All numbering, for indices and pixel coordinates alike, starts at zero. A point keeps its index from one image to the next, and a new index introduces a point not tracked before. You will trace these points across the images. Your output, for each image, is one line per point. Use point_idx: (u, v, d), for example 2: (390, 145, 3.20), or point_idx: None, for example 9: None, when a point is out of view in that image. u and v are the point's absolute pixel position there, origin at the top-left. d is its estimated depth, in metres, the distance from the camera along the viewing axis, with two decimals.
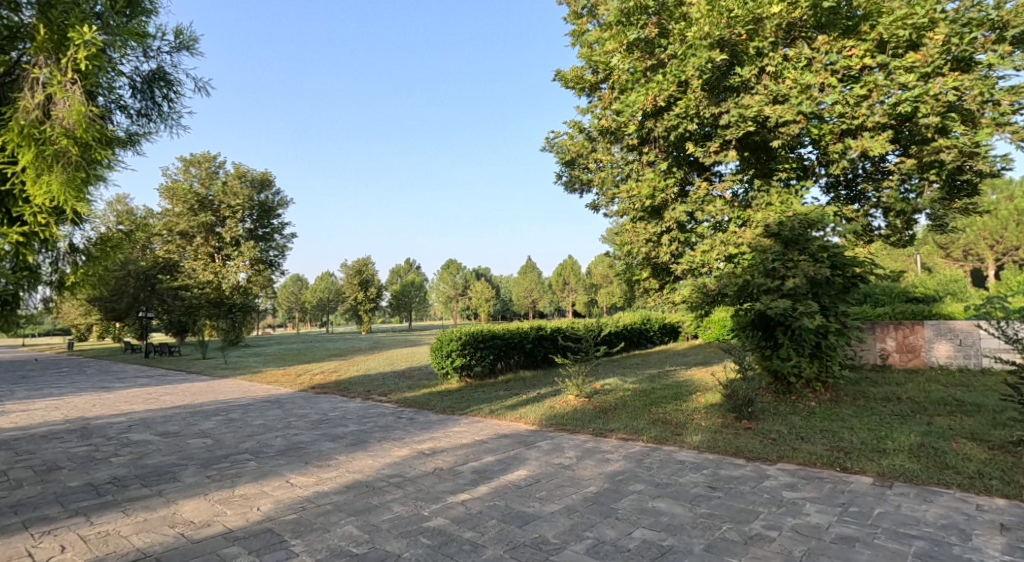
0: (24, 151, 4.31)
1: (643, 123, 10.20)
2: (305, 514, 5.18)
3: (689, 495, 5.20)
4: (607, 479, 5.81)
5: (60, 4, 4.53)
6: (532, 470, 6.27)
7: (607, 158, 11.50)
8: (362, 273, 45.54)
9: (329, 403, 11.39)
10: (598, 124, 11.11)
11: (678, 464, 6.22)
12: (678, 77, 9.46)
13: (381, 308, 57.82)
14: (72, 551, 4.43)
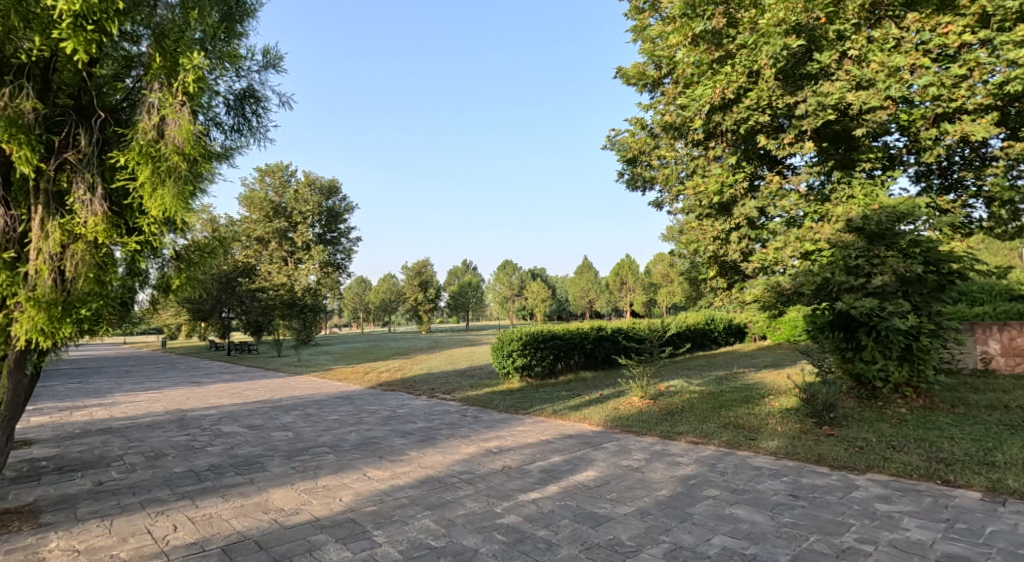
0: (142, 168, 4.78)
1: (710, 117, 9.79)
2: (383, 506, 5.41)
3: (770, 503, 5.01)
4: (680, 483, 5.69)
5: (171, 33, 5.00)
6: (600, 471, 6.24)
7: (671, 154, 11.21)
8: (422, 274, 46.48)
9: (397, 400, 11.76)
10: (661, 121, 10.87)
11: (755, 470, 6.00)
12: (749, 67, 9.08)
13: (442, 308, 58.88)
14: (183, 530, 4.83)
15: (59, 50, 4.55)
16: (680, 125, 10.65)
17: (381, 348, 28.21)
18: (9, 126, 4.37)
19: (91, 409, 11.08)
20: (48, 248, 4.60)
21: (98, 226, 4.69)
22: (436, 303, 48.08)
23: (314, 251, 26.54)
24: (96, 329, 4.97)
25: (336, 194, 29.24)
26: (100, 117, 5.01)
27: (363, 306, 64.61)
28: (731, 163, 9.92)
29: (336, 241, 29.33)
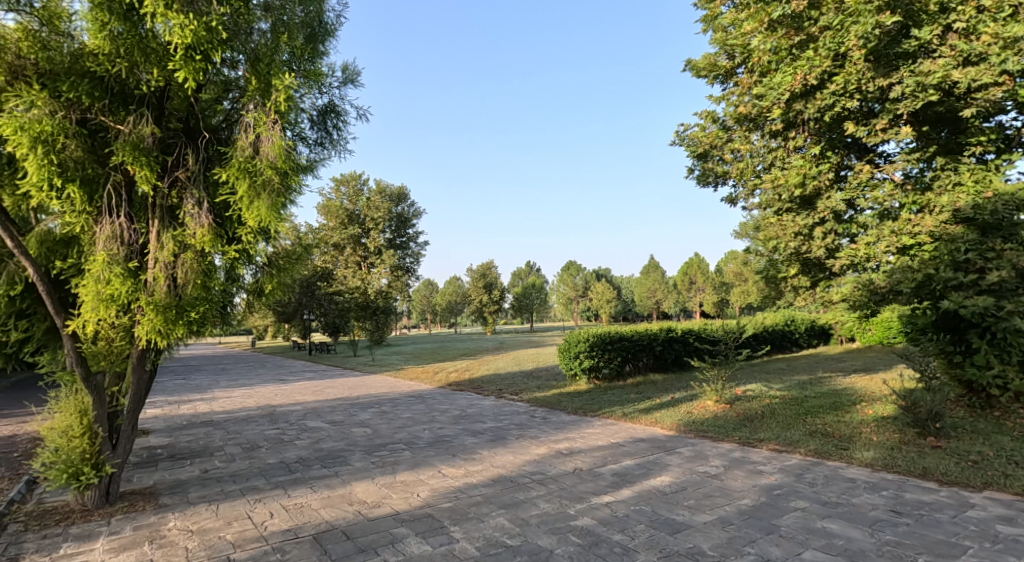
0: (241, 183, 5.20)
1: (789, 106, 9.27)
2: (459, 503, 5.57)
3: (869, 519, 4.73)
4: (764, 493, 5.48)
5: (264, 57, 5.43)
6: (676, 477, 6.11)
7: (745, 147, 10.65)
8: (488, 277, 47.02)
9: (466, 400, 11.99)
10: (735, 112, 10.45)
11: (849, 482, 5.67)
12: (834, 50, 8.52)
13: (507, 309, 59.35)
14: (278, 517, 5.20)
15: (172, 79, 5.06)
16: (756, 116, 10.19)
17: (451, 348, 28.90)
18: (132, 149, 4.90)
19: (193, 403, 12.08)
20: (163, 258, 5.09)
21: (204, 237, 5.14)
22: (501, 304, 48.58)
23: (386, 255, 27.07)
24: (203, 330, 5.41)
25: (404, 200, 30.77)
26: (205, 138, 5.52)
27: (432, 308, 66.22)
28: (814, 154, 9.34)
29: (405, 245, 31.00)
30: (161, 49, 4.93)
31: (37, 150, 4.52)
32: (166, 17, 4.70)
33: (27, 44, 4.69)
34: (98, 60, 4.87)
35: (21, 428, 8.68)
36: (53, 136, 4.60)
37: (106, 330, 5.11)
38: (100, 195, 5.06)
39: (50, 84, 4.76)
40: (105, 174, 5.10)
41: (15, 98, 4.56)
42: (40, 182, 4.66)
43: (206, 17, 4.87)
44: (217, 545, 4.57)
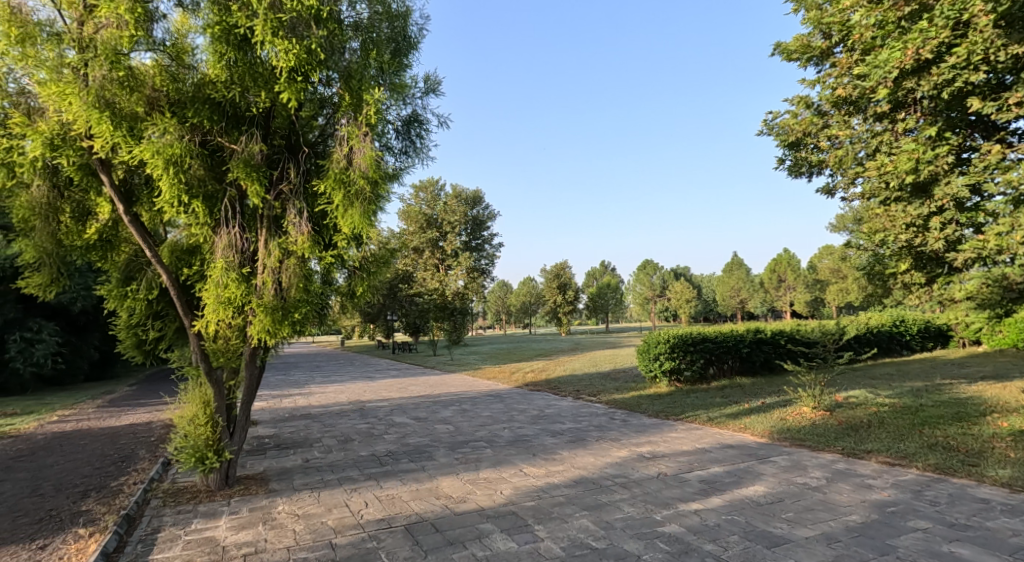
0: (337, 193, 5.60)
1: (898, 86, 7.56)
2: (542, 502, 5.66)
3: (1005, 546, 4.33)
4: (875, 510, 5.14)
5: (355, 74, 5.79)
6: (771, 487, 5.87)
7: (843, 132, 8.77)
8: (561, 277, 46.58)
9: (544, 400, 12.09)
10: (831, 95, 8.77)
11: (978, 503, 5.20)
12: (956, 16, 6.70)
13: (583, 309, 58.70)
14: (373, 507, 5.53)
15: (277, 101, 5.54)
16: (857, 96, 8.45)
17: (528, 349, 29.15)
18: (245, 166, 5.43)
19: (292, 398, 13.00)
20: (271, 264, 5.57)
21: (305, 243, 5.56)
22: (575, 305, 48.17)
23: (461, 258, 27.53)
24: (305, 330, 5.87)
25: (478, 204, 31.72)
26: (305, 152, 5.99)
27: (507, 309, 66.85)
28: (929, 135, 7.44)
29: (480, 247, 31.76)
30: (268, 74, 5.41)
31: (168, 172, 5.09)
32: (273, 43, 5.15)
33: (160, 78, 5.34)
34: (215, 88, 5.41)
35: (153, 416, 9.75)
36: (180, 157, 5.15)
37: (223, 330, 5.64)
38: (218, 209, 5.62)
39: (177, 112, 5.35)
40: (222, 189, 5.67)
41: (151, 125, 5.14)
42: (171, 199, 5.27)
43: (307, 41, 5.30)
44: (320, 529, 4.94)
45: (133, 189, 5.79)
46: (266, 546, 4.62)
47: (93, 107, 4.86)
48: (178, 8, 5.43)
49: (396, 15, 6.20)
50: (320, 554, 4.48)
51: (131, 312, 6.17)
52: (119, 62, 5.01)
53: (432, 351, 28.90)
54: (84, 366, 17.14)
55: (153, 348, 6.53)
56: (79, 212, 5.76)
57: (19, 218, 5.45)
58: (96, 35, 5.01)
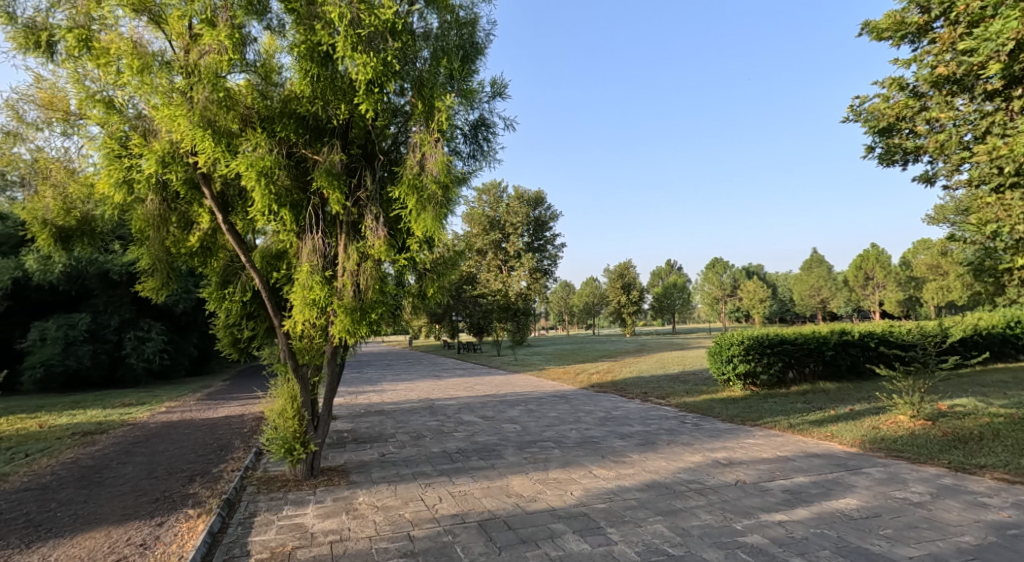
0: (410, 197, 5.82)
1: (1015, 59, 6.53)
2: (614, 505, 5.64)
3: None
4: (990, 531, 4.75)
5: (427, 83, 6.00)
6: (864, 501, 5.55)
7: (946, 114, 7.74)
8: (625, 276, 45.74)
9: (611, 402, 11.97)
10: (929, 75, 7.79)
11: None
12: None
13: (648, 309, 57.38)
14: (447, 502, 5.71)
15: (354, 112, 5.85)
16: (962, 75, 7.47)
17: (592, 350, 28.90)
18: (327, 175, 5.74)
19: (366, 395, 13.57)
20: (350, 267, 5.85)
21: (381, 247, 5.82)
22: (640, 305, 47.20)
23: (524, 259, 27.47)
24: (381, 330, 6.15)
25: (541, 204, 31.80)
26: (381, 160, 6.28)
27: (570, 309, 66.50)
28: None
29: (542, 248, 31.94)
30: (347, 86, 5.71)
31: (259, 183, 5.47)
32: (352, 58, 5.43)
33: (251, 97, 5.79)
34: (300, 103, 5.81)
35: (244, 408, 10.49)
36: (270, 169, 5.53)
37: (308, 329, 6.01)
38: (303, 216, 6.00)
39: (267, 127, 5.77)
40: (306, 197, 6.05)
41: (245, 141, 5.56)
42: (263, 208, 5.66)
43: (382, 53, 5.54)
44: (399, 521, 5.16)
45: (229, 200, 6.28)
46: (349, 534, 4.88)
47: (198, 126, 5.32)
48: (266, 31, 5.86)
49: (464, 23, 6.38)
50: (399, 545, 4.68)
51: (228, 312, 6.73)
52: (218, 84, 5.46)
53: (497, 351, 29.21)
54: (185, 362, 18.65)
55: (247, 346, 7.08)
56: (184, 222, 6.32)
57: (136, 228, 6.07)
58: (200, 60, 5.51)
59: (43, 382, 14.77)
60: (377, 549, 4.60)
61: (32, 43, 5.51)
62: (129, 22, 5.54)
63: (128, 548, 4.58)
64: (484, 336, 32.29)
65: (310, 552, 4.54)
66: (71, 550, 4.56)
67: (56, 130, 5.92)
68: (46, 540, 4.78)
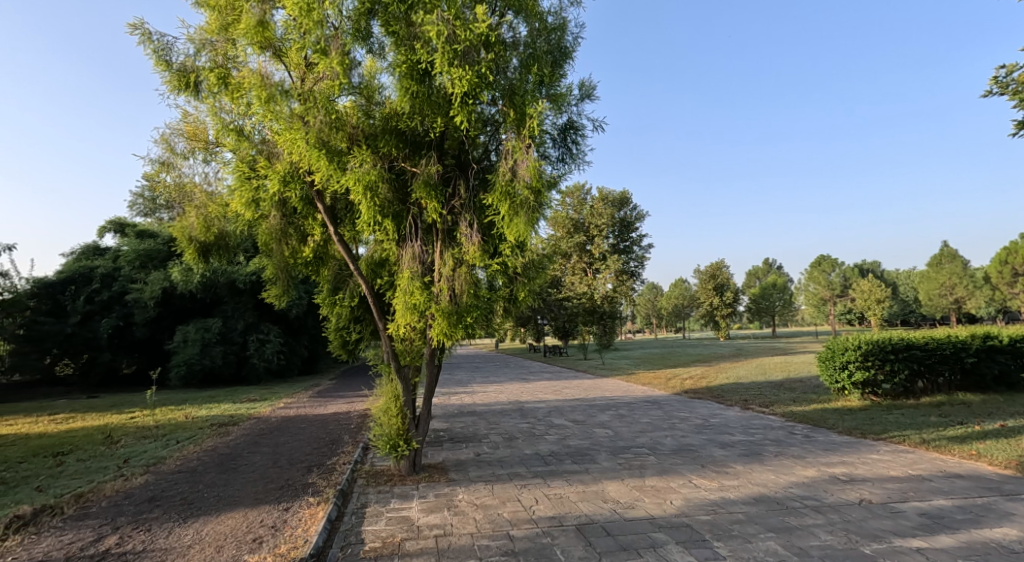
0: (503, 204, 5.98)
1: None
2: (719, 518, 5.44)
3: None
4: None
5: (518, 91, 6.14)
6: (1022, 531, 4.96)
7: None
8: (718, 277, 43.70)
9: (708, 409, 11.52)
10: None
11: None
12: None
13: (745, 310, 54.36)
14: (544, 504, 5.79)
15: (449, 125, 6.12)
16: None
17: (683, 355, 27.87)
18: (426, 186, 6.05)
19: (458, 396, 13.99)
20: (446, 273, 6.13)
21: (475, 253, 6.04)
22: (734, 307, 44.75)
23: (610, 261, 27.10)
24: (475, 333, 6.38)
25: (626, 205, 31.21)
26: (473, 169, 6.53)
27: (658, 311, 64.57)
28: None
29: (628, 250, 31.30)
30: (443, 100, 5.99)
31: (366, 197, 5.88)
32: (449, 73, 5.69)
33: (356, 116, 6.21)
34: (400, 119, 6.19)
35: (350, 405, 11.23)
36: (375, 183, 5.91)
37: (409, 332, 6.38)
38: (404, 225, 6.37)
39: (371, 144, 6.18)
40: (406, 208, 6.41)
41: (352, 158, 5.96)
42: (369, 219, 6.07)
43: (478, 66, 5.77)
44: (499, 520, 5.31)
45: (338, 213, 6.81)
46: (453, 529, 5.10)
47: (314, 147, 5.82)
48: (369, 54, 6.26)
49: (552, 29, 6.49)
50: (501, 543, 4.82)
51: (338, 316, 7.32)
52: (330, 107, 5.97)
53: (583, 354, 28.99)
54: (298, 362, 20.18)
55: (354, 347, 7.63)
56: (300, 235, 6.96)
57: (262, 242, 6.76)
58: (314, 88, 6.03)
59: (184, 378, 16.60)
60: (479, 546, 4.76)
61: (182, 84, 6.27)
62: (256, 58, 6.18)
63: (262, 529, 5.08)
64: (570, 339, 32.15)
65: (417, 545, 4.79)
66: (217, 526, 5.15)
67: (198, 158, 6.71)
68: (197, 517, 5.41)
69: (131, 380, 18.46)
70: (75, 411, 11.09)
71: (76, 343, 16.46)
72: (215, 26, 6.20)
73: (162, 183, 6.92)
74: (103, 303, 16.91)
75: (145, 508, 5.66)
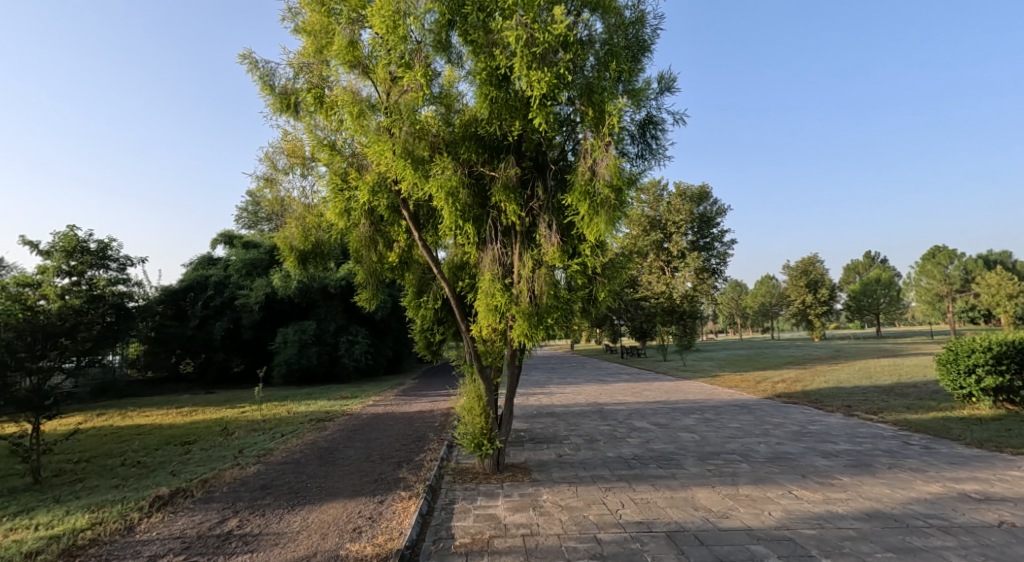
0: (582, 204, 5.96)
1: None
2: (827, 533, 5.09)
3: None
4: None
5: (597, 89, 6.09)
6: None
7: None
8: (810, 273, 40.71)
9: (805, 415, 10.76)
10: None
11: None
12: None
13: (845, 309, 50.18)
14: (631, 508, 5.69)
15: (527, 127, 6.20)
16: None
17: (772, 355, 26.35)
18: (505, 190, 6.17)
19: (536, 397, 14.04)
20: (525, 274, 6.20)
21: (555, 253, 6.07)
22: (832, 305, 41.45)
23: (689, 258, 25.69)
24: (556, 334, 6.41)
25: (706, 199, 30.05)
26: (552, 170, 6.58)
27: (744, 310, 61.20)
28: None
29: (710, 246, 30.03)
30: (521, 103, 6.07)
31: (447, 203, 6.10)
32: (527, 76, 5.77)
33: (438, 125, 6.45)
34: (479, 125, 6.37)
35: (433, 404, 11.64)
36: (456, 189, 6.10)
37: (491, 334, 6.53)
38: (484, 229, 6.52)
39: (452, 151, 6.39)
40: (486, 211, 6.55)
41: (434, 165, 6.19)
42: (452, 224, 6.28)
43: (556, 67, 5.80)
44: (585, 523, 5.29)
45: (421, 219, 7.12)
46: (539, 529, 5.16)
47: (400, 157, 6.11)
48: (448, 65, 6.50)
49: (629, 24, 6.38)
50: (588, 546, 4.81)
51: (424, 318, 7.60)
52: (414, 118, 6.27)
53: (664, 355, 28.12)
54: (383, 362, 21.17)
55: (438, 348, 7.88)
56: (387, 242, 7.34)
57: (352, 249, 7.23)
58: (399, 100, 6.33)
59: (285, 376, 17.97)
60: (567, 548, 4.78)
61: (284, 105, 6.83)
62: (346, 76, 6.59)
63: (361, 519, 5.42)
64: (648, 339, 31.31)
65: (505, 542, 4.90)
66: (321, 515, 5.55)
67: (296, 173, 7.26)
68: (303, 505, 5.87)
69: (241, 378, 20.26)
70: (197, 405, 12.33)
71: (196, 345, 18.35)
72: (310, 50, 6.71)
73: (265, 198, 7.54)
74: (216, 307, 18.72)
75: (259, 495, 6.22)
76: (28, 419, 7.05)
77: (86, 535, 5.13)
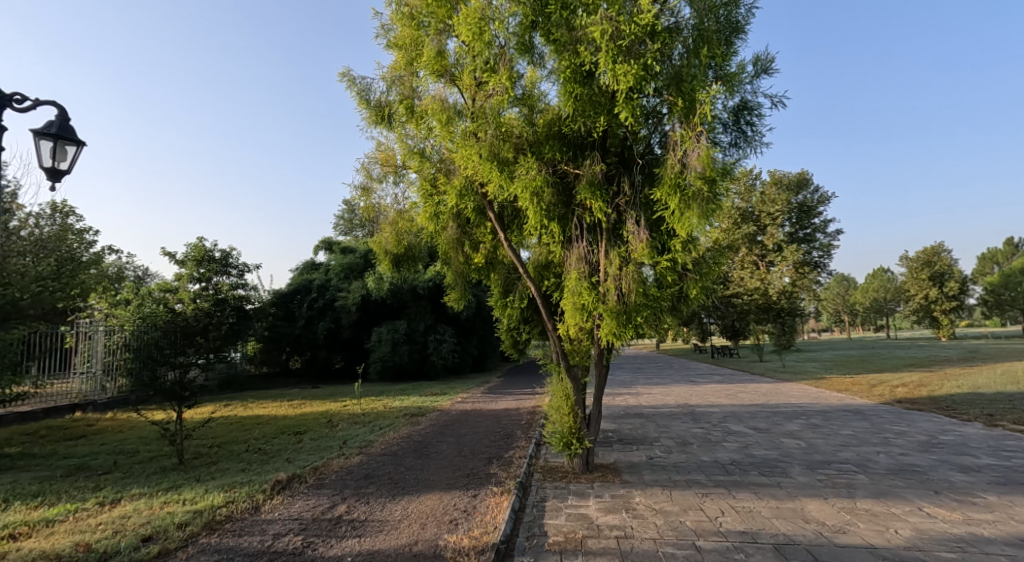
0: (672, 198, 5.74)
1: None
2: (969, 558, 4.51)
3: None
4: None
5: (687, 77, 5.81)
6: None
7: None
8: (935, 264, 36.18)
9: (934, 423, 9.60)
10: None
11: None
12: None
13: (982, 303, 44.17)
14: (732, 517, 5.39)
15: (612, 122, 6.08)
16: None
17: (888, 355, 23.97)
18: (591, 187, 6.06)
19: (622, 397, 13.72)
20: (612, 272, 6.08)
21: (643, 250, 5.88)
22: (964, 299, 36.74)
23: (785, 252, 23.78)
24: (645, 332, 6.23)
25: (805, 187, 28.06)
26: (639, 165, 6.41)
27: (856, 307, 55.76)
28: None
29: (810, 237, 28.07)
30: (606, 98, 5.96)
31: (532, 203, 6.12)
32: (612, 70, 5.63)
33: (522, 126, 6.52)
34: (563, 124, 6.38)
35: (519, 402, 11.77)
36: (540, 188, 6.12)
37: (578, 333, 6.49)
38: (570, 227, 6.50)
39: (536, 151, 6.42)
40: (571, 210, 6.52)
41: (519, 167, 6.24)
42: (538, 224, 6.31)
43: (643, 58, 5.61)
44: (683, 529, 5.10)
45: (506, 219, 7.24)
46: (634, 533, 5.04)
47: (486, 160, 6.21)
48: (530, 66, 6.52)
49: (719, 6, 6.03)
50: (687, 554, 4.63)
51: (510, 317, 7.68)
52: (499, 120, 6.38)
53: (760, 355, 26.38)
54: (468, 361, 21.76)
55: (524, 346, 7.95)
56: (473, 243, 7.55)
57: (440, 251, 7.49)
58: (485, 104, 6.47)
59: (380, 372, 19.05)
60: (664, 553, 4.64)
61: (379, 117, 7.22)
62: (435, 86, 6.85)
63: (456, 512, 5.61)
64: (741, 338, 29.59)
65: (600, 543, 4.84)
66: (419, 506, 5.82)
67: (389, 181, 7.68)
68: (403, 495, 6.19)
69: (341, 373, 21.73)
70: (306, 399, 13.40)
71: (303, 343, 20.00)
72: (401, 62, 7.05)
73: (360, 206, 7.99)
74: (320, 308, 20.20)
75: (364, 484, 6.66)
76: (172, 408, 8.09)
77: (222, 512, 5.76)
